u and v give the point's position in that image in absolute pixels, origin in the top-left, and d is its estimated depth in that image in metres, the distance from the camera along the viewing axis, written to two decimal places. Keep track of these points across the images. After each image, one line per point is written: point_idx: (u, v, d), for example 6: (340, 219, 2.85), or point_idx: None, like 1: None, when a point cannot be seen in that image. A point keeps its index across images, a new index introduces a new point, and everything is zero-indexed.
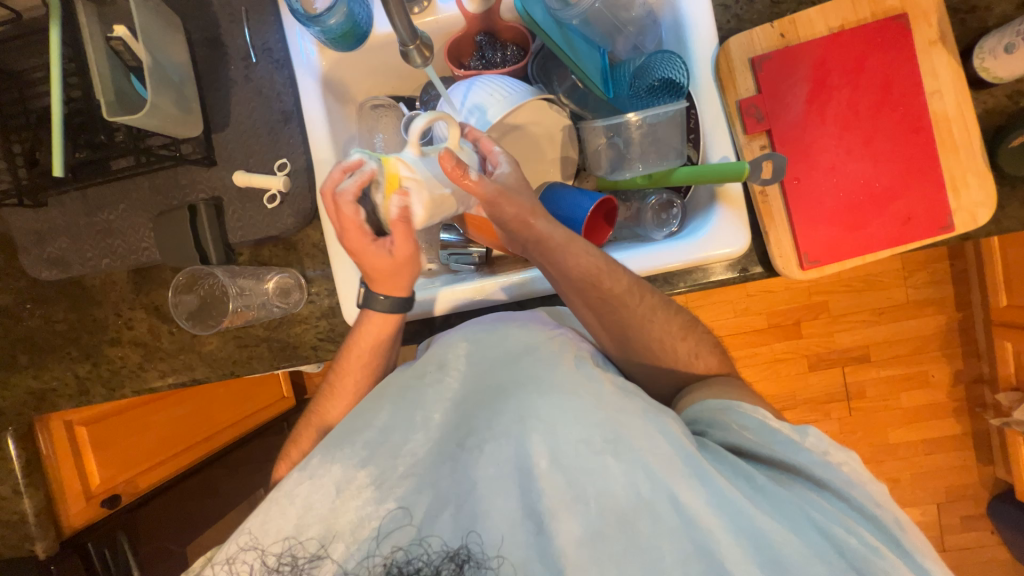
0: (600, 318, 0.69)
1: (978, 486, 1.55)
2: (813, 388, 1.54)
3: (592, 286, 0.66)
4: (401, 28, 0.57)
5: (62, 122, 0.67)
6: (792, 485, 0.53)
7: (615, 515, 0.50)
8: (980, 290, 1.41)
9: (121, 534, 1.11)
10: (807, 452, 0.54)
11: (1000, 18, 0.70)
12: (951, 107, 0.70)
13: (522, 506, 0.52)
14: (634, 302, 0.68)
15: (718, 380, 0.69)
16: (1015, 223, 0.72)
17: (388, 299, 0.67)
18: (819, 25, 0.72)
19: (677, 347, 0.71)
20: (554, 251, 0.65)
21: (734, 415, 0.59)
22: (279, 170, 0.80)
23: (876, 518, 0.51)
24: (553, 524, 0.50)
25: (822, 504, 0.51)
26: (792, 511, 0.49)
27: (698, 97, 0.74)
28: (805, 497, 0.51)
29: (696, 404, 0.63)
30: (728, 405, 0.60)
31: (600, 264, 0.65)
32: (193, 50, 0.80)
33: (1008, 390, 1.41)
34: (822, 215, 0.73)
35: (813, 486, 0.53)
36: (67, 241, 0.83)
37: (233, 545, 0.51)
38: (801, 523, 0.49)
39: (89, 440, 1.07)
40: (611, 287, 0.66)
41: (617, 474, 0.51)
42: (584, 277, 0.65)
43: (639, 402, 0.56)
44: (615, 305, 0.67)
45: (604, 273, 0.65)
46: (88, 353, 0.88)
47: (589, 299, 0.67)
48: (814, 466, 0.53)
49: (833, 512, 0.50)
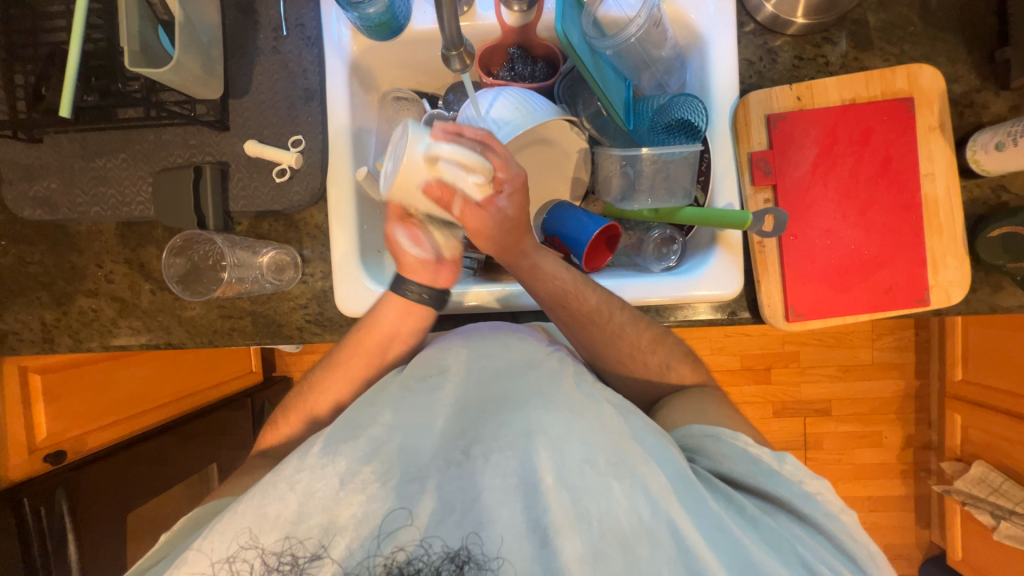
0: (573, 334, 0.72)
1: (913, 547, 1.64)
2: (774, 434, 1.59)
3: (563, 305, 0.69)
4: (449, 31, 0.58)
5: (78, 62, 0.66)
6: (778, 518, 0.55)
7: (617, 539, 0.50)
8: (938, 360, 1.49)
9: (61, 493, 1.00)
10: (787, 484, 0.57)
11: (994, 117, 0.76)
12: (941, 191, 0.75)
13: (528, 520, 0.51)
14: (603, 321, 0.70)
15: (695, 391, 0.72)
16: (983, 307, 0.77)
17: (419, 292, 0.69)
18: (834, 95, 0.77)
19: (644, 363, 0.73)
20: (528, 270, 0.68)
21: (718, 444, 0.60)
22: (292, 146, 0.79)
23: (855, 557, 0.53)
24: (558, 541, 0.50)
25: (807, 540, 0.53)
26: (781, 543, 0.52)
27: (713, 143, 0.78)
28: (793, 532, 0.53)
29: (680, 429, 0.65)
30: (712, 433, 0.62)
31: (568, 285, 0.68)
32: (223, 12, 0.79)
33: (952, 459, 1.48)
34: (813, 272, 0.76)
35: (797, 520, 0.55)
36: (57, 182, 0.80)
37: (233, 544, 0.50)
38: (791, 558, 0.50)
39: (41, 390, 1.03)
40: (580, 307, 0.69)
41: (621, 497, 0.52)
42: (556, 296, 0.68)
43: (636, 423, 0.58)
44: (586, 325, 0.70)
45: (574, 294, 0.68)
46: (60, 300, 0.85)
47: (561, 317, 0.70)
48: (795, 499, 0.56)
49: (816, 548, 0.52)
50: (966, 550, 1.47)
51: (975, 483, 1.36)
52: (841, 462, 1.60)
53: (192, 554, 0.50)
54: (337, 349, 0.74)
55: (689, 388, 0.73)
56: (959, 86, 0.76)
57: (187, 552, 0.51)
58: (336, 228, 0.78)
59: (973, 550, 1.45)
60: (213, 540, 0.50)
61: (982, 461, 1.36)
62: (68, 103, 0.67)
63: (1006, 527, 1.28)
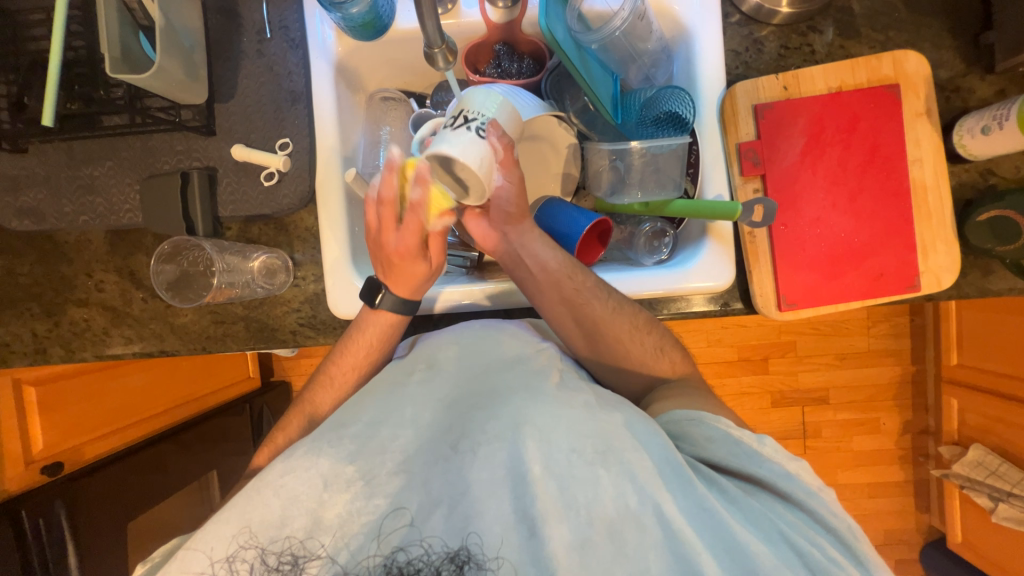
0: (574, 317, 0.71)
1: (914, 531, 1.65)
2: (772, 424, 1.60)
3: (565, 281, 0.70)
4: (430, 30, 0.58)
5: (58, 70, 0.65)
6: (759, 497, 0.55)
7: (605, 525, 0.51)
8: (933, 344, 1.50)
9: (60, 504, 0.99)
10: (767, 464, 0.56)
11: (981, 101, 0.76)
12: (929, 177, 0.75)
13: (516, 510, 0.51)
14: (602, 298, 0.70)
15: (675, 386, 0.71)
16: (974, 291, 0.77)
17: (395, 299, 0.70)
18: (821, 83, 0.77)
19: (647, 358, 0.73)
20: (530, 245, 0.71)
21: (700, 428, 0.60)
22: (280, 149, 0.79)
23: (833, 528, 0.54)
24: (546, 530, 0.50)
25: (789, 517, 0.54)
26: (761, 520, 0.52)
27: (702, 135, 0.78)
28: (773, 509, 0.54)
29: (664, 415, 0.64)
30: (693, 417, 0.61)
31: (570, 259, 0.71)
32: (206, 17, 0.79)
33: (949, 443, 1.48)
34: (804, 261, 0.76)
35: (778, 498, 0.56)
36: (44, 192, 0.79)
37: (232, 544, 0.50)
38: (772, 534, 0.51)
39: (36, 401, 1.03)
40: (582, 281, 0.70)
41: (608, 484, 0.52)
42: (556, 272, 0.70)
43: (622, 410, 0.58)
44: (586, 300, 0.70)
45: (574, 268, 0.70)
46: (51, 311, 0.84)
47: (564, 295, 0.71)
48: (775, 479, 0.56)
49: (797, 524, 0.53)
50: (964, 533, 1.48)
51: (973, 466, 1.36)
52: (839, 449, 1.61)
53: (186, 553, 0.50)
54: (331, 359, 0.75)
55: (674, 380, 0.73)
56: (945, 71, 0.77)
57: (180, 554, 0.50)
58: (327, 230, 0.78)
59: (971, 532, 1.46)
60: (211, 540, 0.50)
61: (978, 444, 1.36)
62: (50, 111, 0.66)
63: (1004, 508, 1.28)
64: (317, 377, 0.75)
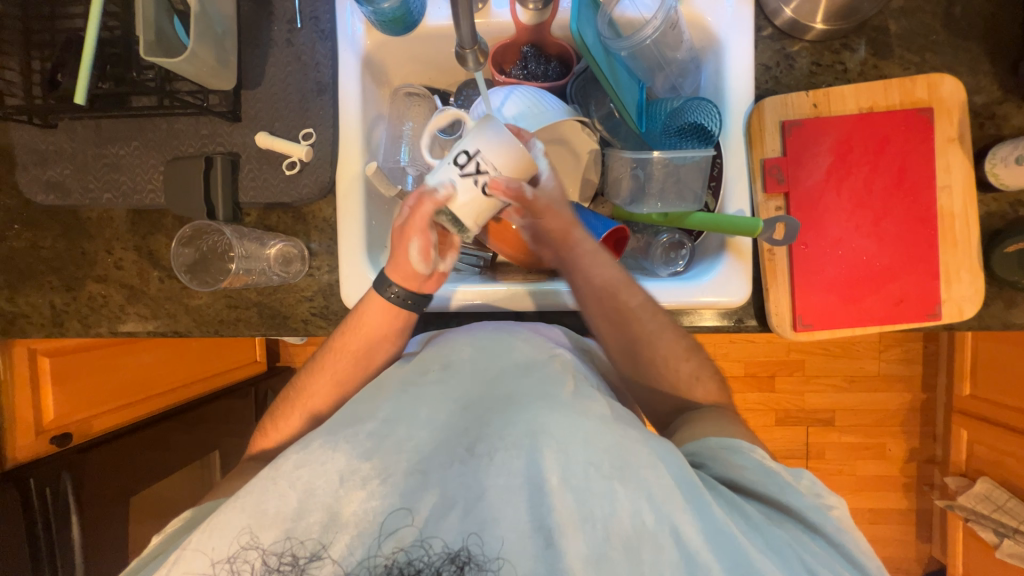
0: (610, 332, 0.71)
1: (913, 561, 1.62)
2: (776, 442, 1.58)
3: (609, 297, 0.70)
4: (464, 30, 0.57)
5: (93, 50, 0.66)
6: (787, 526, 0.54)
7: (620, 540, 0.50)
8: (946, 373, 1.48)
9: (66, 475, 1.02)
10: (797, 493, 0.56)
11: (1015, 130, 0.74)
12: (957, 206, 0.74)
13: (532, 519, 0.51)
14: (646, 317, 0.70)
15: (708, 411, 0.69)
16: (997, 323, 0.76)
17: (400, 293, 0.69)
18: (851, 102, 0.75)
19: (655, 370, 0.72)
20: (577, 261, 0.70)
21: (734, 456, 0.60)
22: (303, 139, 0.80)
23: (862, 566, 0.53)
24: (562, 541, 0.50)
25: (813, 548, 0.52)
26: (785, 551, 0.50)
27: (726, 148, 0.76)
28: (799, 540, 0.52)
29: (696, 439, 0.64)
30: (728, 444, 0.61)
31: (620, 277, 0.70)
32: (239, 4, 0.80)
33: (957, 474, 1.45)
34: (822, 281, 0.75)
35: (806, 529, 0.54)
36: (70, 168, 0.81)
37: (234, 544, 0.50)
38: (794, 565, 0.49)
39: (49, 373, 1.04)
40: (628, 300, 0.70)
41: (623, 499, 0.52)
42: (602, 289, 0.70)
43: (641, 428, 0.58)
44: (628, 321, 0.70)
45: (622, 287, 0.70)
46: (70, 284, 0.86)
47: (608, 312, 0.70)
48: (805, 509, 0.55)
49: (822, 556, 0.51)
50: (967, 567, 1.45)
51: (979, 500, 1.33)
52: (842, 473, 1.59)
53: (189, 552, 0.50)
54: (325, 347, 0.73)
55: (710, 406, 0.70)
56: (981, 97, 0.75)
57: (182, 553, 0.51)
58: (345, 221, 0.78)
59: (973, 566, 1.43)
60: (212, 540, 0.51)
61: (986, 478, 1.33)
62: (83, 90, 0.67)
63: (1009, 545, 1.26)
64: (308, 367, 0.74)
